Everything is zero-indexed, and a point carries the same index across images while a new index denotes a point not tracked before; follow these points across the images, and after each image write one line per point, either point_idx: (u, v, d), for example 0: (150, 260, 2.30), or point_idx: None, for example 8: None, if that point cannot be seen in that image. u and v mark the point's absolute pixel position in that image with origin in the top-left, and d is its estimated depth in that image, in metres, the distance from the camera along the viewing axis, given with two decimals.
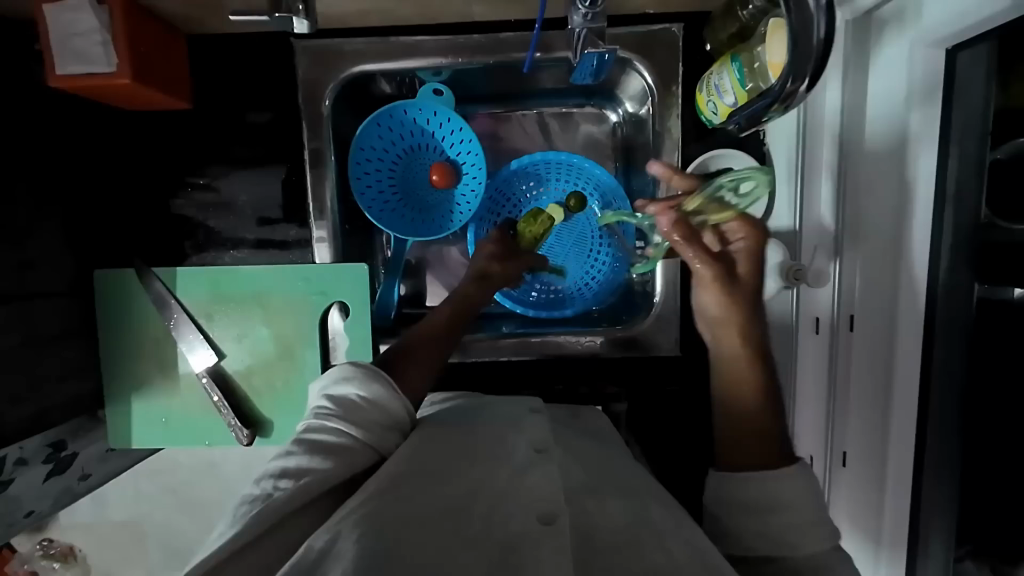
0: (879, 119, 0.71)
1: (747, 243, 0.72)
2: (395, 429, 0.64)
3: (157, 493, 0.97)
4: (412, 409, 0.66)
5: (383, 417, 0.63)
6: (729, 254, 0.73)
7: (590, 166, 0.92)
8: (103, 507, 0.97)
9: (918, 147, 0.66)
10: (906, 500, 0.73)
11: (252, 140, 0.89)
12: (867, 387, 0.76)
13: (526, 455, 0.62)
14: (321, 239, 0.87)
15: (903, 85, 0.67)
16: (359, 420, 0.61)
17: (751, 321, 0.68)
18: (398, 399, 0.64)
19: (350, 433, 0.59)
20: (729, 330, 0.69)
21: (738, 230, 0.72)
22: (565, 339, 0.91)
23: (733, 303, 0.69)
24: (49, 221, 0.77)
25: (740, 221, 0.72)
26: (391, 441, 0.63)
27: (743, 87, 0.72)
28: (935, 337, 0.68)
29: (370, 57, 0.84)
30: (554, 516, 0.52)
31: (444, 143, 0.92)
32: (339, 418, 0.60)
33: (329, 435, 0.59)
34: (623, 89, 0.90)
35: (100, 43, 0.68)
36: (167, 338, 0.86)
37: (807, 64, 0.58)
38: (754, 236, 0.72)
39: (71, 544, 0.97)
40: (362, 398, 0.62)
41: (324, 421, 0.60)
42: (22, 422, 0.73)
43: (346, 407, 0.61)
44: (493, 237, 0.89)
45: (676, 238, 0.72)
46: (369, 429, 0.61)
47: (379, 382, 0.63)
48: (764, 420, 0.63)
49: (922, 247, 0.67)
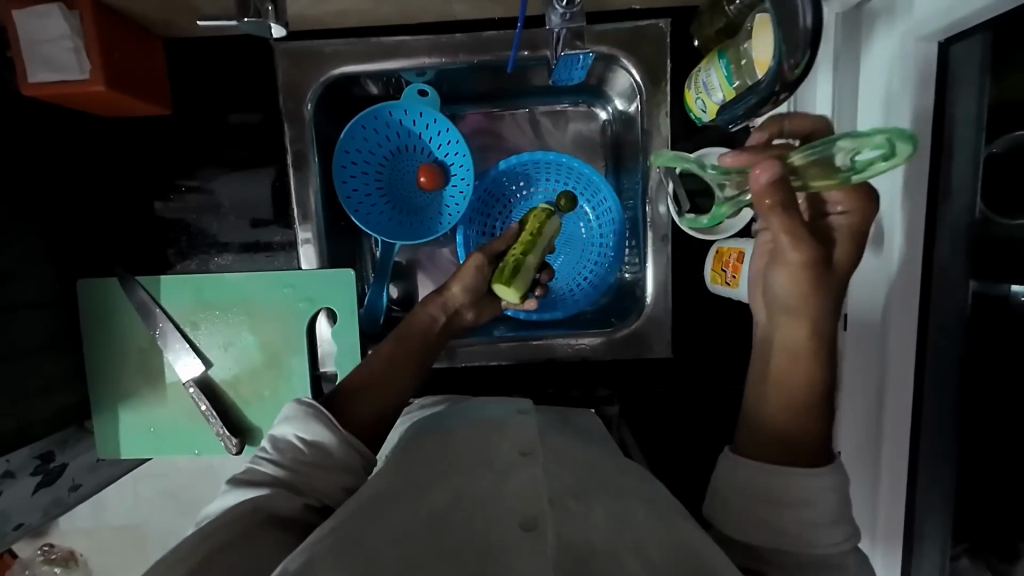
0: (870, 117, 0.69)
1: (851, 216, 0.59)
2: (341, 472, 0.60)
3: (155, 497, 0.96)
4: (359, 455, 0.62)
5: (323, 459, 0.60)
6: (824, 227, 0.61)
7: (579, 165, 0.90)
8: (102, 512, 0.96)
9: (911, 144, 0.64)
10: (902, 501, 0.72)
11: (235, 145, 0.88)
12: (861, 389, 0.73)
13: (513, 460, 0.61)
14: (306, 242, 0.85)
15: (895, 81, 0.64)
16: (294, 463, 0.59)
17: (824, 316, 0.60)
18: (340, 439, 0.61)
19: (280, 474, 0.58)
20: (795, 318, 0.61)
21: (840, 199, 0.59)
22: (557, 342, 0.90)
23: (807, 292, 0.60)
24: (29, 232, 0.76)
25: (846, 188, 0.58)
26: (332, 487, 0.59)
27: (731, 84, 0.70)
28: (932, 336, 0.68)
29: (352, 58, 0.82)
30: (536, 521, 0.52)
31: (431, 143, 0.91)
32: (272, 461, 0.60)
33: (261, 475, 0.59)
34: (611, 86, 0.89)
35: (71, 49, 0.67)
36: (153, 348, 0.86)
37: (797, 52, 0.59)
38: (861, 209, 0.59)
39: (71, 548, 0.97)
40: (298, 440, 0.61)
41: (260, 463, 0.60)
42: (6, 435, 0.72)
43: (284, 449, 0.60)
44: (474, 258, 0.82)
45: (767, 203, 0.55)
46: (303, 472, 0.59)
47: (317, 421, 0.62)
48: (817, 417, 0.60)
49: (921, 246, 0.66)
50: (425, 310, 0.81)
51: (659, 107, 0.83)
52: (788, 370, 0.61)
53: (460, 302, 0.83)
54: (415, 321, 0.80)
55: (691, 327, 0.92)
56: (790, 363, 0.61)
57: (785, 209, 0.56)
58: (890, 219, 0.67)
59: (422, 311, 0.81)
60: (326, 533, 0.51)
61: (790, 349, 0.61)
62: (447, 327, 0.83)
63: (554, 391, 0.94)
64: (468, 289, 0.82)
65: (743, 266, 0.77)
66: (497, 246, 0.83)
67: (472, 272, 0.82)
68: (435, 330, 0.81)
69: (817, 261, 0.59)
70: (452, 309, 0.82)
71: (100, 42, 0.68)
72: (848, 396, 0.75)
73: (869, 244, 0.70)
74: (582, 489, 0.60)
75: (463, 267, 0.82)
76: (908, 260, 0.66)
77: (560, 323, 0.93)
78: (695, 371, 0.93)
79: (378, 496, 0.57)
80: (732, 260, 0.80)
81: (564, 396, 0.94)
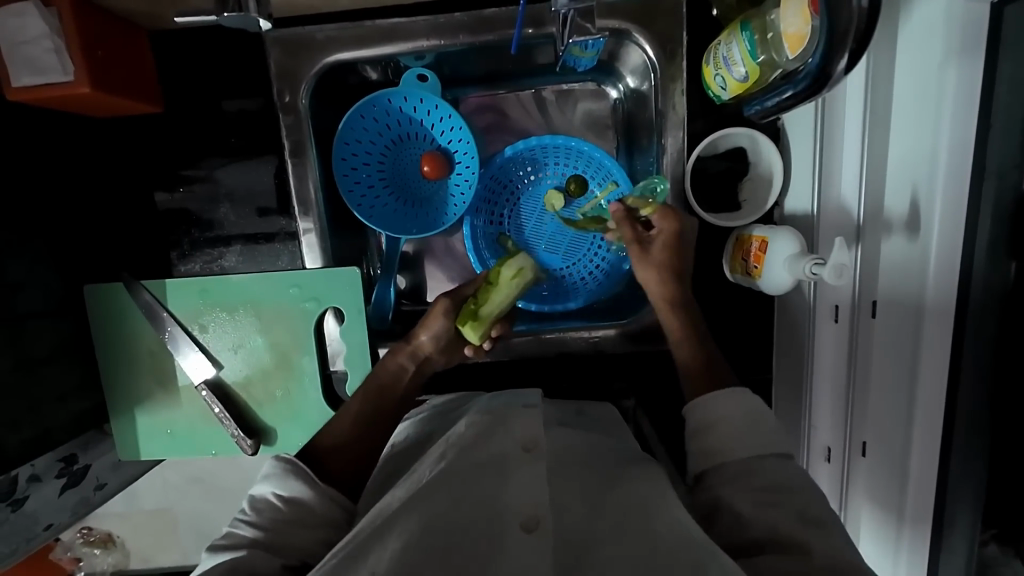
0: (907, 86, 0.63)
1: (668, 232, 0.76)
2: (323, 526, 0.61)
3: (183, 486, 0.98)
4: (339, 505, 0.63)
5: (304, 515, 0.60)
6: (653, 237, 0.78)
7: (589, 149, 0.86)
8: (134, 499, 1.00)
9: (953, 116, 0.58)
10: (930, 493, 0.68)
11: (234, 140, 0.85)
12: (888, 377, 0.69)
13: (515, 456, 0.60)
14: (308, 231, 0.83)
15: (939, 49, 0.58)
16: (274, 521, 0.59)
17: (673, 294, 0.76)
18: (319, 493, 0.62)
19: (258, 535, 0.58)
20: (654, 297, 0.78)
21: (662, 218, 0.77)
22: (567, 334, 0.87)
23: (664, 277, 0.77)
24: (34, 240, 0.75)
25: (665, 210, 0.76)
26: (311, 542, 0.59)
27: (754, 59, 0.65)
28: (965, 322, 0.61)
29: (346, 44, 0.78)
30: (536, 521, 0.52)
31: (434, 131, 0.87)
32: (250, 522, 0.59)
33: (239, 538, 0.58)
34: (623, 62, 0.83)
35: (52, 50, 0.64)
36: (162, 351, 0.86)
37: (844, 42, 0.53)
38: (673, 225, 0.76)
39: (109, 530, 1.01)
40: (277, 497, 0.61)
41: (237, 526, 0.59)
42: (25, 444, 0.73)
43: (262, 509, 0.60)
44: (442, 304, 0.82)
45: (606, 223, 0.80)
46: (282, 531, 0.58)
47: (296, 476, 0.62)
48: (690, 355, 0.73)
49: (954, 221, 0.60)
50: (394, 359, 0.81)
51: (674, 83, 0.78)
52: (666, 333, 0.77)
53: (429, 350, 0.82)
54: (384, 370, 0.81)
55: (707, 314, 0.89)
56: (669, 331, 0.77)
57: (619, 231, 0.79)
58: (926, 200, 0.62)
59: (390, 361, 0.81)
60: (334, 554, 0.53)
61: (659, 310, 0.78)
62: (420, 373, 0.83)
63: (566, 383, 0.92)
64: (438, 336, 0.81)
65: (766, 256, 0.74)
66: (463, 292, 0.84)
67: (439, 317, 0.81)
68: (405, 379, 0.81)
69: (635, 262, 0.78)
70: (422, 356, 0.82)
71: (81, 41, 0.65)
72: (874, 387, 0.71)
73: (904, 229, 0.65)
74: (592, 490, 0.58)
75: (429, 313, 0.82)
76: (946, 250, 0.61)
77: (573, 315, 0.91)
78: None
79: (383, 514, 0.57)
80: (754, 249, 0.76)
81: (576, 388, 0.92)
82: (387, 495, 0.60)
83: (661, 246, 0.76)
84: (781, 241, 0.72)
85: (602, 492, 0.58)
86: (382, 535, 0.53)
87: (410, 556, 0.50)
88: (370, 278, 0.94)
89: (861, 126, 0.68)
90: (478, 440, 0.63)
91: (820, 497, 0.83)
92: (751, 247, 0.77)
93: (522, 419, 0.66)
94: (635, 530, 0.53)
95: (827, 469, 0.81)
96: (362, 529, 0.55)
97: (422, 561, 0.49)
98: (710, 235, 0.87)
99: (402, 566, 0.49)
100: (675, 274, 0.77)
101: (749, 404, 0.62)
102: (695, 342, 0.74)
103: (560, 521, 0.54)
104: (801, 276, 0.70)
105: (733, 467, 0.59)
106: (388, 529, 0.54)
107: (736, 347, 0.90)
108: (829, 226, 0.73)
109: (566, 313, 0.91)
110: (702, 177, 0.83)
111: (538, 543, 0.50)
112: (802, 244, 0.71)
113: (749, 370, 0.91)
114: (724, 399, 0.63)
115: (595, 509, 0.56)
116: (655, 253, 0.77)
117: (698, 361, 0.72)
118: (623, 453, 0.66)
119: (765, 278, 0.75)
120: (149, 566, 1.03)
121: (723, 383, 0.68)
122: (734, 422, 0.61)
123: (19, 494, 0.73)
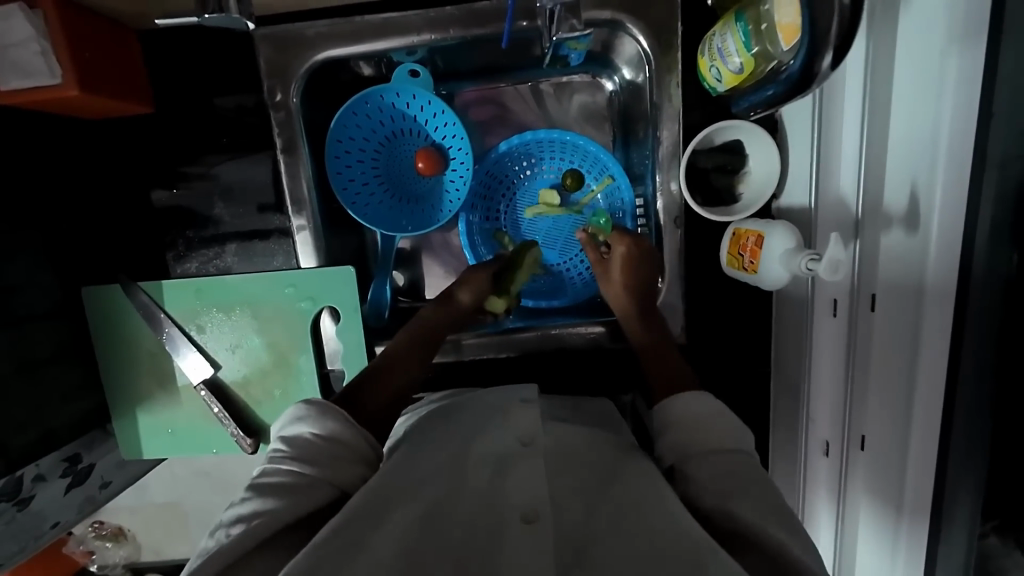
0: (909, 75, 0.61)
1: (625, 249, 0.81)
2: (357, 462, 0.61)
3: (190, 482, 1.00)
4: (373, 442, 0.64)
5: (339, 451, 0.59)
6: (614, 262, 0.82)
7: (584, 142, 0.85)
8: (144, 492, 1.01)
9: (954, 101, 0.56)
10: (929, 481, 0.66)
11: (227, 139, 0.85)
12: (887, 371, 0.68)
13: (513, 450, 0.60)
14: (302, 229, 0.82)
15: (943, 33, 0.56)
16: (315, 457, 0.58)
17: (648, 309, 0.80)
18: (353, 430, 0.62)
19: (307, 471, 0.57)
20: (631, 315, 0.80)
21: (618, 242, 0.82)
22: (563, 330, 0.87)
23: (625, 285, 0.80)
24: (32, 243, 0.76)
25: (618, 233, 0.82)
26: (351, 475, 0.59)
27: (748, 50, 0.65)
28: (968, 302, 0.58)
29: (336, 40, 0.77)
30: (536, 514, 0.52)
31: (427, 126, 0.86)
32: (292, 459, 0.57)
33: (285, 475, 0.56)
34: (617, 54, 0.82)
35: (39, 52, 0.64)
36: (162, 352, 0.86)
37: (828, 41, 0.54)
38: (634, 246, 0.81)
39: (119, 524, 1.03)
40: (315, 436, 0.60)
41: (277, 463, 0.57)
42: (28, 445, 0.74)
43: (300, 447, 0.58)
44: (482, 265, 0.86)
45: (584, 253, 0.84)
46: (324, 466, 0.57)
47: (333, 417, 0.61)
48: (651, 350, 0.75)
49: (955, 203, 0.58)
50: (432, 311, 0.82)
51: (670, 74, 0.76)
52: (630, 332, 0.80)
53: (465, 306, 0.83)
54: (424, 321, 0.81)
55: (705, 309, 0.89)
56: (632, 331, 0.79)
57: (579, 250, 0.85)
58: (926, 191, 0.60)
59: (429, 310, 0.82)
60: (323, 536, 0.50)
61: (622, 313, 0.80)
62: (449, 331, 0.83)
63: (565, 379, 0.92)
64: (477, 294, 0.84)
65: (762, 251, 0.73)
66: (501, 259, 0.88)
67: (478, 278, 0.85)
68: (438, 333, 0.81)
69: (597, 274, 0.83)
70: (457, 311, 0.83)
71: (68, 43, 0.65)
72: (873, 383, 0.71)
73: (902, 223, 0.64)
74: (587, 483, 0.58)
75: (471, 273, 0.84)
76: (946, 237, 0.59)
77: (568, 311, 0.91)
78: (711, 354, 0.90)
79: (381, 485, 0.56)
80: (750, 244, 0.75)
81: (574, 383, 0.92)
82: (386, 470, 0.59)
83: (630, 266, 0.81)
84: (778, 236, 0.71)
85: (598, 485, 0.58)
86: (378, 520, 0.52)
87: (410, 548, 0.50)
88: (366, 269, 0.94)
89: (860, 115, 0.67)
90: (472, 435, 0.63)
91: (819, 491, 0.83)
92: (746, 242, 0.76)
93: (519, 412, 0.66)
94: (630, 523, 0.53)
95: (826, 463, 0.80)
96: (355, 505, 0.53)
97: (417, 555, 0.49)
98: (707, 229, 0.87)
99: (403, 558, 0.49)
100: (634, 285, 0.80)
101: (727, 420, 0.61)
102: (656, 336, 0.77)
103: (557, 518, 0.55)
104: (796, 270, 0.69)
105: None
106: (388, 511, 0.53)
107: (734, 342, 0.90)
108: (825, 220, 0.74)
109: (563, 308, 0.91)
110: (693, 173, 0.81)
111: (536, 540, 0.50)
112: (798, 238, 0.71)
113: (748, 364, 0.91)
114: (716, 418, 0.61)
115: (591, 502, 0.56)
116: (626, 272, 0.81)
117: (659, 354, 0.75)
118: (621, 448, 0.66)
119: (762, 274, 0.74)
120: (161, 558, 1.05)
121: (689, 385, 0.69)
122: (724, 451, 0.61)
123: (25, 494, 0.74)
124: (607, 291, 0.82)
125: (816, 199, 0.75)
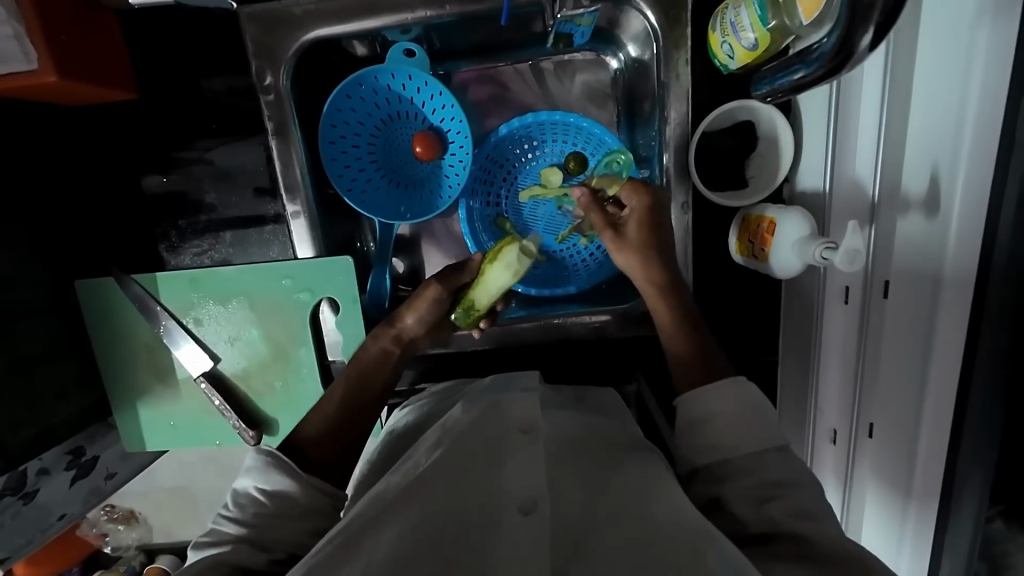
0: (936, 48, 0.57)
1: (638, 206, 0.75)
2: (309, 517, 0.59)
3: (198, 467, 1.00)
4: (334, 494, 0.62)
5: (285, 508, 0.59)
6: (624, 220, 0.76)
7: (587, 124, 0.82)
8: (152, 477, 1.01)
9: (981, 74, 0.53)
10: (938, 467, 0.66)
11: (217, 125, 0.82)
12: (900, 358, 0.66)
13: (513, 437, 0.59)
14: (296, 215, 0.80)
15: (973, 4, 0.53)
16: (256, 518, 0.58)
17: (667, 279, 0.74)
18: (303, 485, 0.60)
19: (242, 533, 0.57)
20: (640, 280, 0.75)
21: (629, 195, 0.76)
22: (566, 318, 0.85)
23: (646, 250, 0.74)
24: (20, 238, 0.74)
25: (631, 186, 0.75)
26: (298, 535, 0.58)
27: (765, 25, 0.61)
28: (987, 287, 0.57)
29: (325, 19, 0.73)
30: (534, 505, 0.51)
31: (424, 109, 0.82)
32: (234, 520, 0.58)
33: (224, 535, 0.57)
34: (623, 30, 0.78)
35: (11, 37, 0.61)
36: (158, 344, 0.85)
37: (876, 13, 0.47)
38: (643, 201, 0.75)
39: (131, 508, 1.04)
40: (260, 492, 0.59)
41: (221, 522, 0.59)
42: (26, 443, 0.73)
43: (245, 505, 0.59)
44: (429, 291, 0.77)
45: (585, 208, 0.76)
46: (265, 526, 0.58)
47: (278, 471, 0.60)
48: (682, 339, 0.70)
49: (977, 187, 0.56)
50: (376, 344, 0.78)
51: (679, 51, 0.73)
52: (660, 323, 0.74)
53: (415, 331, 0.79)
54: (366, 357, 0.77)
55: (713, 295, 0.87)
56: (658, 313, 0.74)
57: (591, 209, 0.76)
58: (948, 174, 0.58)
59: (372, 345, 0.78)
60: (328, 540, 0.51)
61: (640, 283, 0.75)
62: (404, 356, 0.80)
63: (568, 366, 0.92)
64: (424, 318, 0.79)
65: (773, 239, 0.71)
66: (456, 278, 0.78)
67: (427, 302, 0.77)
68: (391, 363, 0.78)
69: (611, 240, 0.76)
70: (406, 339, 0.79)
71: (40, 27, 0.62)
72: (884, 370, 0.69)
73: (921, 207, 0.61)
74: (592, 476, 0.57)
75: (417, 295, 0.78)
76: (967, 222, 0.57)
77: (572, 299, 0.89)
78: (720, 341, 0.89)
79: (376, 500, 0.55)
80: (761, 232, 0.73)
81: (578, 371, 0.92)
82: (383, 480, 0.59)
83: (637, 227, 0.74)
84: (791, 223, 0.69)
85: (604, 476, 0.57)
86: (380, 522, 0.52)
87: (405, 547, 0.49)
88: (364, 252, 0.91)
89: (880, 92, 0.63)
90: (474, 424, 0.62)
91: (826, 480, 0.82)
92: (757, 229, 0.74)
93: (518, 400, 0.64)
94: (634, 518, 0.52)
95: (833, 451, 0.79)
96: (359, 513, 0.54)
97: (416, 555, 0.48)
98: (715, 213, 0.84)
99: (396, 558, 0.48)
100: (655, 250, 0.74)
101: (748, 396, 0.61)
102: (681, 311, 0.73)
103: (556, 506, 0.54)
104: (812, 259, 0.67)
105: (746, 481, 0.59)
106: (386, 516, 0.52)
107: (744, 327, 0.88)
108: (840, 206, 0.70)
109: (566, 297, 0.88)
110: (706, 155, 0.79)
111: (535, 529, 0.49)
112: (812, 226, 0.68)
113: (756, 353, 0.89)
114: (724, 390, 0.61)
115: (595, 496, 0.55)
116: (632, 239, 0.75)
117: (693, 339, 0.70)
118: (625, 439, 0.65)
119: (773, 261, 0.72)
120: (172, 540, 1.06)
121: (718, 374, 0.66)
122: (732, 454, 0.60)
123: (29, 488, 0.74)
124: (624, 261, 0.75)
125: (830, 181, 0.71)
